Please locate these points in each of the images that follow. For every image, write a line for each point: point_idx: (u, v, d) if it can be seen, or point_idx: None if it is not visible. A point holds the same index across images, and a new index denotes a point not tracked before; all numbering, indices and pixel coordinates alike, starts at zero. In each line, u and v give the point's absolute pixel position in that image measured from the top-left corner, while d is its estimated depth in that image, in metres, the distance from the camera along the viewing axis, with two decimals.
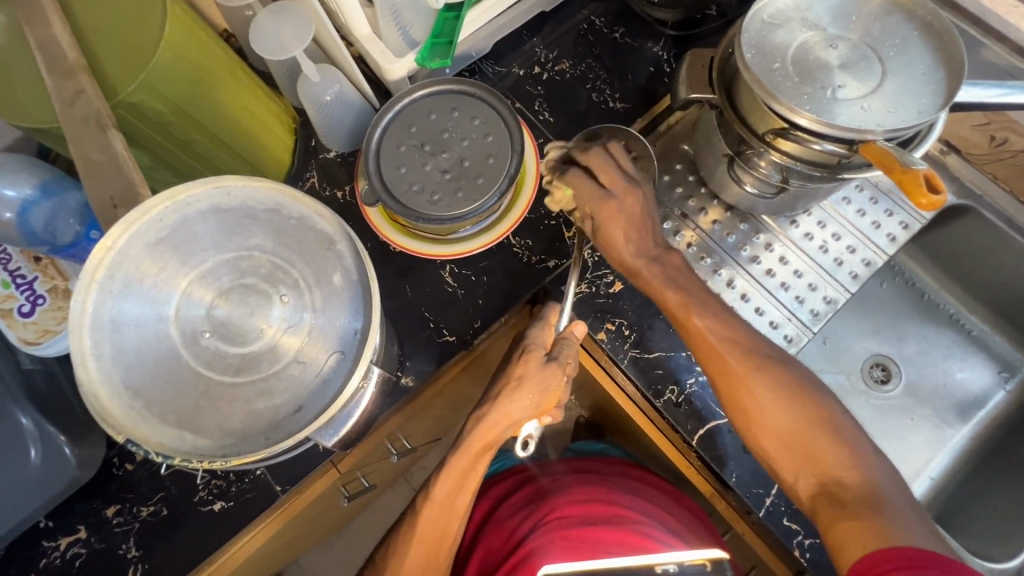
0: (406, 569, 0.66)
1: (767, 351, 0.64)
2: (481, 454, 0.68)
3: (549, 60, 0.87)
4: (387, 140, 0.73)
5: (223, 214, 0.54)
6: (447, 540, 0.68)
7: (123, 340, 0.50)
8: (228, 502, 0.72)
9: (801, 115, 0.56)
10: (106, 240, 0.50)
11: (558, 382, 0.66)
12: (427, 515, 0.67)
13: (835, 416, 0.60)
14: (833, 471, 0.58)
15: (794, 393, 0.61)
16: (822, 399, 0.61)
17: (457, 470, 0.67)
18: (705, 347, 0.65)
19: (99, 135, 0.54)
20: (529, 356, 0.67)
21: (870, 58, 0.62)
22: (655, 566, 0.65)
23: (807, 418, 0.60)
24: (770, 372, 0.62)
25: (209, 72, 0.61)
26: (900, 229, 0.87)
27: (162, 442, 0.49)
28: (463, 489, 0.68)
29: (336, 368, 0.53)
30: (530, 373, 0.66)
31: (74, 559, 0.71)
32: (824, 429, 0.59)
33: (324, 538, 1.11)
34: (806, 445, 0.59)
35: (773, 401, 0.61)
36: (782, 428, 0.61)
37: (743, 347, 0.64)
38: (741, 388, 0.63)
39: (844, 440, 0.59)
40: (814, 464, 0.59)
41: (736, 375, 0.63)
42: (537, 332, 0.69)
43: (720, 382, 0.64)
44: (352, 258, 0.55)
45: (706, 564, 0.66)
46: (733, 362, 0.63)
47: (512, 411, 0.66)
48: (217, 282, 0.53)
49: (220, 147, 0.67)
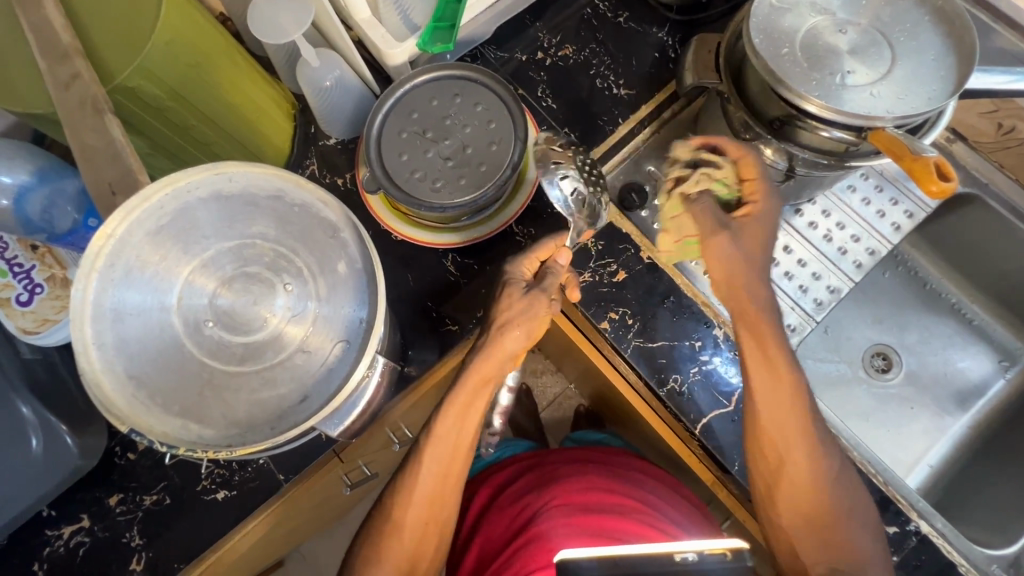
0: (415, 503, 0.65)
1: (822, 433, 0.65)
2: (480, 389, 0.64)
3: (552, 46, 0.86)
4: (388, 126, 0.72)
5: (224, 202, 0.53)
6: (452, 472, 0.66)
7: (125, 329, 0.50)
8: (231, 491, 0.72)
9: (810, 101, 0.56)
10: (105, 227, 0.48)
11: (547, 310, 0.65)
12: (430, 450, 0.65)
13: (862, 516, 0.64)
14: (849, 566, 0.62)
15: (842, 490, 0.64)
16: (858, 503, 0.64)
17: (458, 404, 0.64)
18: (769, 426, 0.64)
19: (96, 121, 0.53)
20: (510, 290, 0.65)
21: (880, 43, 0.61)
22: (673, 554, 0.55)
23: (843, 513, 0.63)
24: (818, 462, 0.63)
25: (206, 55, 0.60)
26: (905, 218, 0.86)
27: (166, 433, 0.49)
28: (465, 425, 0.65)
29: (342, 357, 0.52)
30: (514, 305, 0.64)
31: (78, 548, 0.72)
32: (849, 527, 0.63)
33: (326, 525, 1.11)
34: (835, 536, 0.63)
35: (815, 487, 0.63)
36: (813, 515, 0.63)
37: (805, 430, 0.64)
38: (789, 467, 0.64)
39: (865, 543, 0.63)
40: (836, 557, 0.63)
41: (789, 456, 0.63)
42: (514, 266, 0.68)
43: (776, 460, 0.64)
44: (356, 246, 0.54)
45: (726, 553, 0.55)
46: (797, 438, 0.63)
47: (501, 342, 0.64)
48: (220, 270, 0.53)
49: (217, 133, 0.66)
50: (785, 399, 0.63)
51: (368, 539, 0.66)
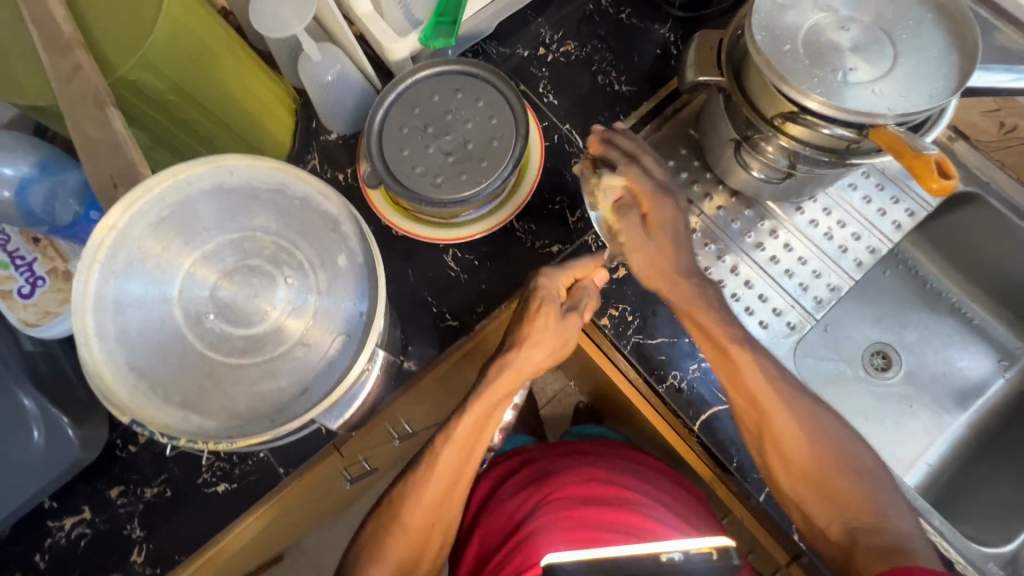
0: (422, 505, 0.65)
1: (799, 395, 0.68)
2: (504, 400, 0.67)
3: (554, 41, 0.86)
4: (389, 121, 0.72)
5: (225, 194, 0.53)
6: (464, 477, 0.67)
7: (126, 321, 0.50)
8: (232, 484, 0.73)
9: (811, 98, 0.56)
10: (108, 219, 0.49)
11: (575, 332, 0.67)
12: (448, 455, 0.65)
13: (867, 464, 0.66)
14: (863, 516, 0.64)
15: (824, 445, 0.66)
16: (848, 450, 0.66)
17: (479, 415, 0.65)
18: (744, 400, 0.68)
19: (98, 113, 0.53)
20: (547, 308, 0.66)
21: (882, 40, 0.61)
22: (660, 554, 0.62)
23: (838, 470, 0.65)
24: (803, 421, 0.67)
25: (208, 48, 0.59)
26: (906, 216, 0.86)
27: (167, 424, 0.49)
28: (483, 433, 0.67)
29: (341, 351, 0.53)
30: (549, 324, 0.65)
31: (79, 539, 0.72)
32: (856, 478, 0.65)
33: (326, 519, 1.12)
34: (837, 492, 0.65)
35: (809, 445, 0.66)
36: (816, 471, 0.66)
37: (782, 398, 0.67)
38: (779, 431, 0.66)
39: (875, 493, 0.65)
40: (847, 509, 0.64)
41: (770, 421, 0.66)
42: (550, 280, 0.67)
43: (759, 426, 0.67)
44: (357, 240, 0.54)
45: (712, 552, 0.62)
46: (772, 406, 0.67)
47: (531, 359, 0.66)
48: (220, 263, 0.53)
49: (218, 127, 0.66)
50: (747, 371, 0.67)
51: (368, 534, 0.66)
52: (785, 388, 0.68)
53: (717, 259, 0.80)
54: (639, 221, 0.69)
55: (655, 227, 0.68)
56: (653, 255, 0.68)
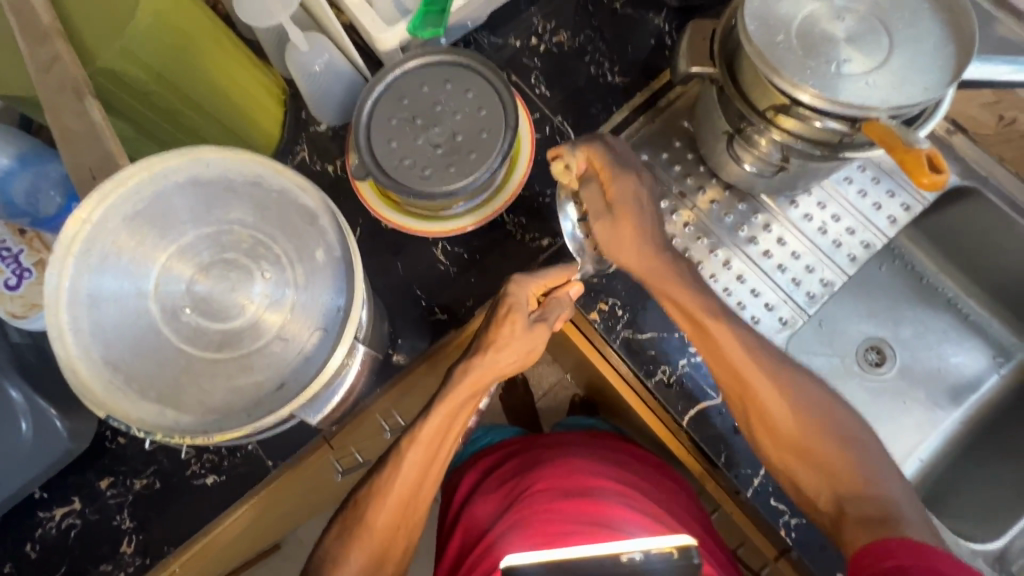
0: (389, 500, 0.65)
1: (781, 365, 0.68)
2: (469, 400, 0.66)
3: (547, 31, 0.84)
4: (378, 113, 0.71)
5: (201, 186, 0.53)
6: (431, 476, 0.67)
7: (102, 314, 0.50)
8: (220, 476, 0.73)
9: (803, 90, 0.55)
10: (80, 212, 0.49)
11: (544, 339, 0.66)
12: (412, 454, 0.65)
13: (855, 437, 0.66)
14: (851, 488, 0.64)
15: (807, 415, 0.66)
16: (835, 420, 0.66)
17: (444, 414, 0.65)
18: (727, 374, 0.67)
19: (76, 104, 0.53)
20: (513, 315, 0.64)
21: (877, 31, 0.59)
22: (621, 555, 0.62)
23: (824, 441, 0.65)
24: (788, 392, 0.66)
25: (192, 38, 0.58)
26: (902, 211, 0.84)
27: (142, 418, 0.49)
28: (449, 432, 0.67)
29: (319, 345, 0.52)
30: (516, 331, 0.64)
31: (70, 530, 0.72)
32: (844, 449, 0.65)
33: (321, 509, 1.12)
34: (824, 465, 0.65)
35: (792, 416, 0.66)
36: (802, 441, 0.66)
37: (765, 370, 0.66)
38: (761, 403, 0.66)
39: (865, 464, 0.64)
40: (835, 480, 0.64)
41: (752, 394, 0.66)
42: (520, 288, 0.66)
43: (744, 402, 0.67)
44: (335, 233, 0.54)
45: (673, 552, 0.63)
46: (755, 378, 0.66)
47: (496, 363, 0.65)
48: (196, 257, 0.52)
49: (204, 118, 0.65)
50: (727, 346, 0.66)
51: (340, 526, 0.67)
52: (764, 358, 0.67)
53: (709, 253, 0.80)
54: (600, 195, 0.69)
55: (616, 200, 0.67)
56: (618, 231, 0.68)
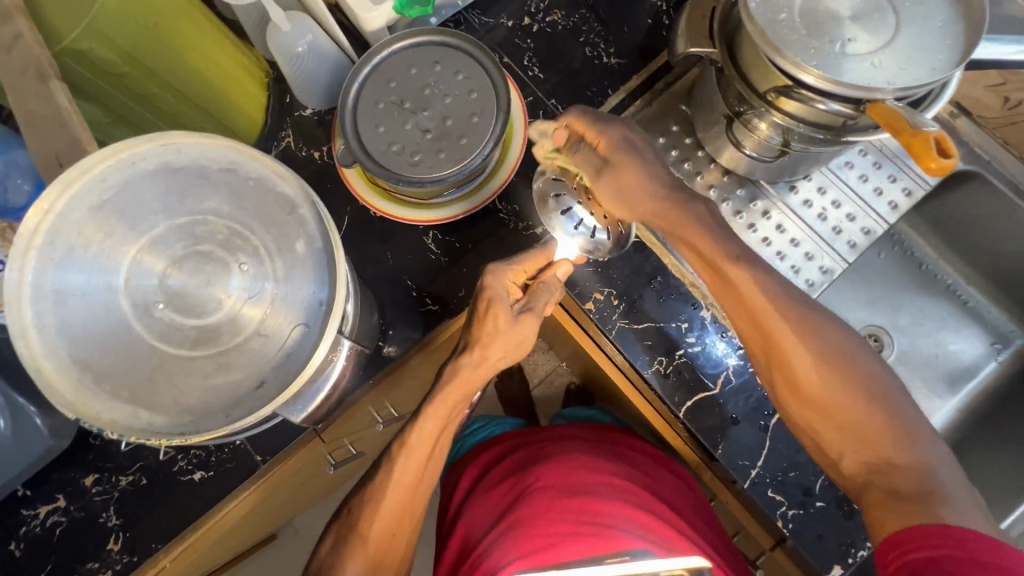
0: (383, 511, 0.64)
1: (815, 311, 0.61)
2: (460, 402, 0.65)
3: (540, 10, 0.81)
4: (364, 96, 0.68)
5: (173, 174, 0.50)
6: (425, 482, 0.66)
7: (68, 310, 0.48)
8: (208, 471, 0.71)
9: (806, 71, 0.52)
10: (42, 203, 0.46)
11: (532, 330, 0.64)
12: (404, 462, 0.64)
13: (896, 396, 0.59)
14: (882, 451, 0.58)
15: (835, 368, 0.59)
16: (876, 383, 0.59)
17: (436, 418, 0.64)
18: (749, 323, 0.62)
19: (41, 86, 0.50)
20: (495, 307, 0.62)
21: (884, 8, 0.57)
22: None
23: (859, 401, 0.58)
24: (816, 343, 0.59)
25: (165, 15, 0.55)
26: (903, 196, 0.82)
27: (114, 420, 0.47)
28: (440, 438, 0.65)
29: (301, 340, 0.50)
30: (501, 323, 0.62)
31: (54, 527, 0.71)
32: (880, 411, 0.58)
33: (317, 500, 1.12)
34: (857, 429, 0.58)
35: (821, 372, 0.59)
36: (833, 401, 0.59)
37: (791, 319, 0.60)
38: (787, 356, 0.60)
39: (904, 424, 0.58)
40: (866, 443, 0.58)
41: (777, 345, 0.60)
42: (496, 280, 0.64)
43: (767, 353, 0.62)
44: (316, 224, 0.51)
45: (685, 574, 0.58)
46: (778, 328, 0.60)
47: (484, 364, 0.63)
48: (169, 249, 0.50)
49: (181, 100, 0.62)
50: (747, 294, 0.60)
51: (337, 539, 0.65)
52: (791, 307, 0.60)
53: None
54: (593, 152, 0.65)
55: (610, 151, 0.63)
56: (622, 184, 0.63)
